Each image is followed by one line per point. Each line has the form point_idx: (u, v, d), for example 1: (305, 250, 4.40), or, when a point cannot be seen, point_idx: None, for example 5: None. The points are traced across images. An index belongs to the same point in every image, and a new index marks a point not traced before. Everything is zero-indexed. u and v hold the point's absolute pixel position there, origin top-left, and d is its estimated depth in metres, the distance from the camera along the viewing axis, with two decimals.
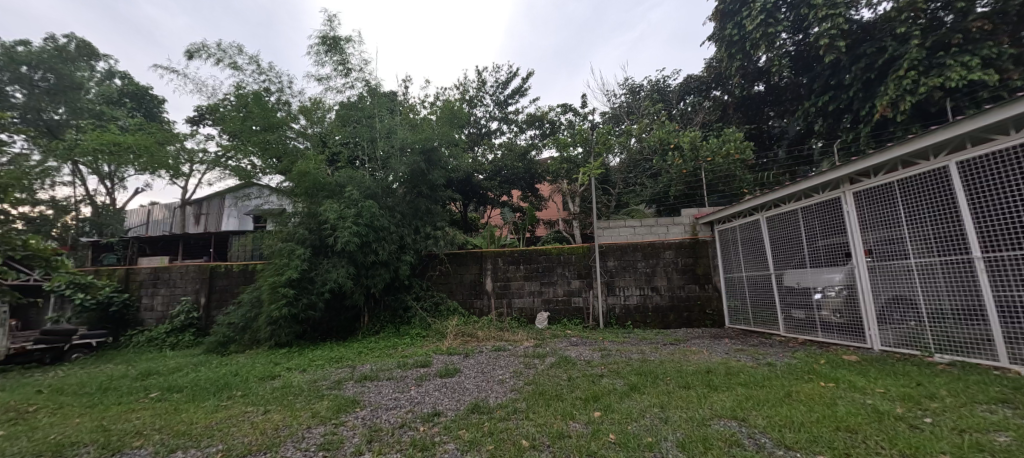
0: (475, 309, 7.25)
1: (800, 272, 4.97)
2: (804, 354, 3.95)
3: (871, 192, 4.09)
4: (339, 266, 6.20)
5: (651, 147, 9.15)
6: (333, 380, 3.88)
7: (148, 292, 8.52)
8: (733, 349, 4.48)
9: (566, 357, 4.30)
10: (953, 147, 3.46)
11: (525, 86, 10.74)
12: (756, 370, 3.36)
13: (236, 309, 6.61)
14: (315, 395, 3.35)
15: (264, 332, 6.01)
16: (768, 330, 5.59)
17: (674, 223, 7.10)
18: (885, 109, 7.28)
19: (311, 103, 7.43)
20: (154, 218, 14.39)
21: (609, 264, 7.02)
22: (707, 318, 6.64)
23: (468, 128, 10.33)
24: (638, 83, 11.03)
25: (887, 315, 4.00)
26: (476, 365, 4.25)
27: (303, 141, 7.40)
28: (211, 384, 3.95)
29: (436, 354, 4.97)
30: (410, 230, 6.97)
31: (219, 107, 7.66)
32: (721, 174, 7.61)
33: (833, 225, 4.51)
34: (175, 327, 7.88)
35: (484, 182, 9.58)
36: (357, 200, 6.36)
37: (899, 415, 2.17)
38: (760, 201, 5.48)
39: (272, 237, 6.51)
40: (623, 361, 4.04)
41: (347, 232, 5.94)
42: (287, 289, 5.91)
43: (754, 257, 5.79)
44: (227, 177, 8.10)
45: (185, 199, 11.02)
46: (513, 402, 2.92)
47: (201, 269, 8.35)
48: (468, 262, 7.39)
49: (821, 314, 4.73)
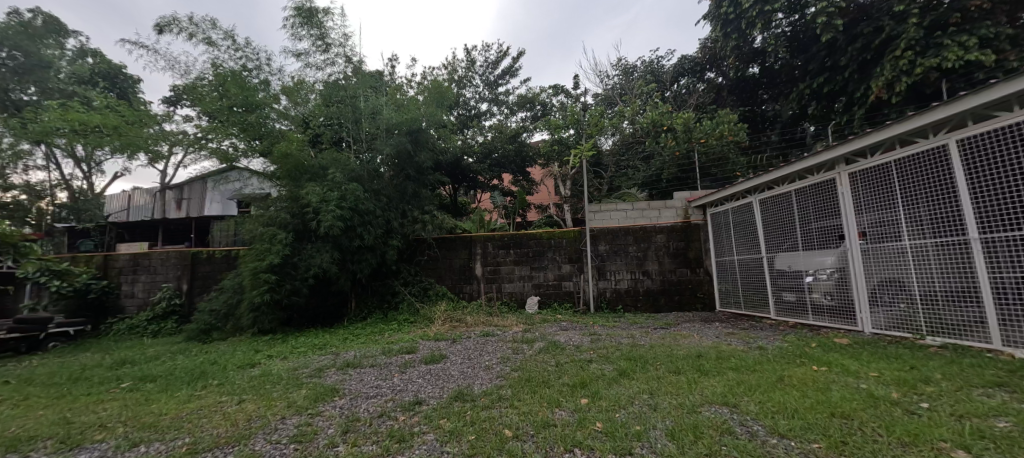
0: (464, 294, 7.14)
1: (792, 255, 4.91)
2: (795, 337, 3.90)
3: (867, 172, 3.99)
4: (324, 251, 6.00)
5: (644, 129, 8.77)
6: (315, 367, 3.75)
7: (129, 279, 8.30)
8: (724, 333, 4.43)
9: (555, 342, 4.21)
10: (954, 124, 3.34)
11: (515, 66, 10.44)
12: (747, 354, 3.29)
13: (217, 296, 6.42)
14: (295, 383, 3.24)
15: (246, 319, 5.85)
16: (759, 314, 5.57)
17: (666, 207, 7.05)
18: (880, 91, 7.19)
19: (294, 83, 7.05)
20: (134, 204, 13.98)
21: (600, 249, 6.92)
22: (698, 302, 6.61)
23: (457, 110, 10.00)
24: (632, 63, 10.61)
25: (879, 298, 3.96)
26: (463, 350, 4.15)
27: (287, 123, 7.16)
28: (186, 373, 3.80)
29: (423, 339, 4.87)
30: (397, 214, 6.78)
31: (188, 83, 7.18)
32: (714, 157, 7.60)
33: (828, 207, 4.41)
34: (157, 315, 7.68)
35: (474, 165, 9.33)
36: (341, 183, 6.14)
37: (895, 400, 2.10)
38: (753, 183, 5.37)
39: (251, 222, 6.24)
40: (613, 346, 3.95)
41: (329, 215, 5.74)
42: (269, 275, 5.74)
43: (747, 240, 5.71)
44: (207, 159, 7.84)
45: (165, 183, 10.66)
46: (498, 389, 2.81)
47: (183, 255, 8.12)
48: (457, 246, 7.24)
49: (812, 297, 4.69)
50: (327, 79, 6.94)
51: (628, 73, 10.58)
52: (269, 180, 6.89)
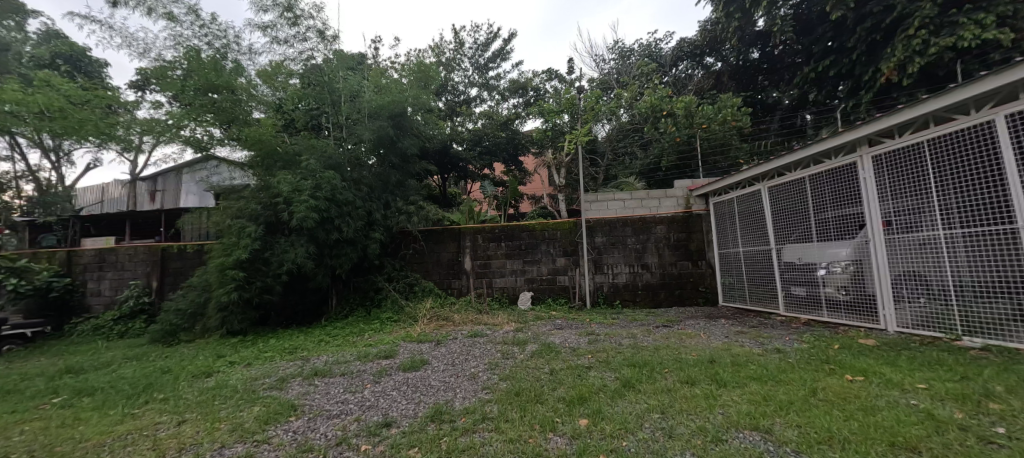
0: (453, 290, 6.72)
1: (805, 246, 4.56)
2: (814, 338, 3.53)
3: (893, 155, 3.62)
4: (298, 244, 5.50)
5: (642, 115, 8.33)
6: (277, 377, 3.31)
7: (95, 276, 7.78)
8: (733, 332, 4.06)
9: (550, 344, 3.83)
10: (1000, 98, 2.96)
11: (507, 49, 9.92)
12: (768, 360, 2.91)
13: (184, 294, 5.92)
14: (249, 398, 2.81)
15: (214, 320, 5.38)
16: (766, 309, 5.23)
17: (666, 196, 6.68)
18: (891, 73, 6.81)
19: (272, 67, 6.48)
20: (109, 197, 13.36)
21: (597, 241, 6.52)
22: (700, 296, 6.26)
23: (444, 96, 9.51)
24: (629, 46, 10.07)
25: (904, 294, 3.61)
26: (447, 355, 3.73)
27: (264, 110, 6.58)
28: (131, 384, 3.35)
29: (405, 341, 4.44)
30: (379, 205, 6.31)
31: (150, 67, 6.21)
32: (716, 143, 7.23)
33: (847, 193, 4.03)
34: (123, 314, 7.15)
35: (463, 153, 8.86)
36: (316, 171, 5.65)
37: (963, 423, 1.72)
38: (762, 168, 4.98)
39: (219, 214, 5.73)
40: (613, 349, 3.56)
41: (303, 206, 5.25)
42: (237, 271, 5.27)
43: (754, 230, 5.35)
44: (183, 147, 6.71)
45: (135, 175, 10.05)
46: (483, 406, 2.41)
47: (152, 250, 7.61)
48: (445, 239, 6.80)
49: (826, 291, 4.34)
50: (310, 61, 6.51)
51: (625, 56, 10.06)
52: (243, 169, 6.44)
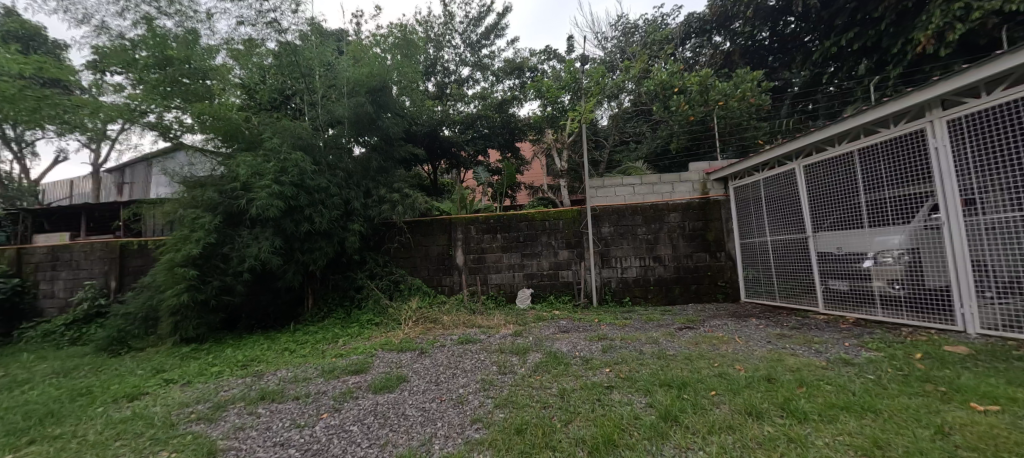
0: (444, 287, 6.02)
1: (850, 234, 3.93)
2: (881, 343, 2.88)
3: (978, 119, 2.97)
4: (262, 237, 4.77)
5: (651, 93, 7.65)
6: (212, 403, 2.61)
7: (48, 276, 7.03)
8: (774, 336, 3.40)
9: (555, 353, 3.15)
10: None
11: (501, 24, 9.14)
12: (845, 378, 2.23)
13: (135, 295, 5.19)
14: (159, 438, 2.12)
15: (166, 325, 4.68)
16: (800, 306, 4.59)
17: (681, 180, 5.88)
18: (928, 42, 6.09)
19: (245, 46, 5.71)
20: (77, 190, 12.44)
21: (604, 231, 5.84)
22: (718, 292, 5.60)
23: (433, 77, 8.80)
24: (633, 22, 9.32)
25: (990, 288, 3.00)
26: (432, 369, 3.04)
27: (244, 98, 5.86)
28: (29, 412, 2.65)
29: (383, 350, 3.74)
30: (358, 193, 5.58)
31: (107, 46, 5.33)
32: (733, 123, 6.55)
33: (910, 169, 3.39)
34: (76, 319, 6.40)
35: (454, 138, 8.11)
36: (282, 152, 4.90)
37: None
38: (797, 144, 4.32)
39: (170, 203, 4.97)
40: (637, 360, 2.89)
41: (265, 192, 4.52)
42: (190, 269, 4.55)
43: (784, 216, 4.69)
44: (151, 135, 5.78)
45: (98, 165, 9.20)
46: (470, 455, 1.73)
47: (110, 247, 6.85)
48: (434, 231, 6.10)
49: (880, 286, 3.71)
50: (285, 41, 5.65)
51: (629, 33, 9.29)
52: (210, 157, 5.55)
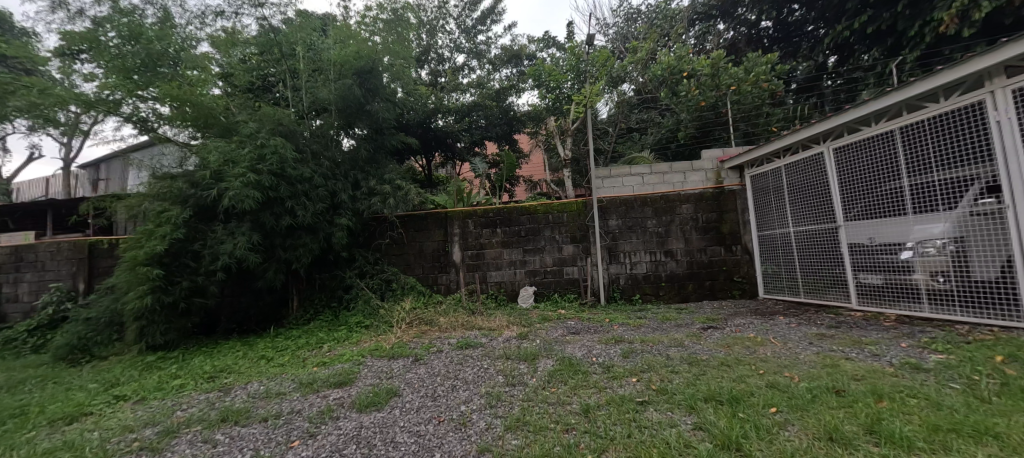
0: (439, 286, 5.59)
1: (887, 222, 3.56)
2: (947, 344, 2.51)
3: None
4: (238, 232, 4.32)
5: (657, 79, 7.26)
6: (163, 426, 2.18)
7: (11, 278, 6.49)
8: (814, 336, 3.01)
9: (569, 359, 2.75)
10: None
11: (498, 8, 8.71)
12: (931, 390, 1.84)
13: (99, 297, 4.72)
14: None
15: (131, 331, 4.22)
16: (828, 302, 4.22)
17: (693, 169, 5.50)
18: (952, 21, 5.68)
19: (227, 32, 5.20)
20: (51, 188, 11.79)
21: (611, 224, 5.45)
22: (734, 288, 5.23)
23: (427, 65, 8.39)
24: (636, 7, 8.95)
25: None
26: (428, 379, 2.63)
27: (224, 86, 5.39)
28: None
29: (372, 356, 3.31)
30: (346, 184, 5.14)
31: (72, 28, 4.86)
32: (746, 109, 6.17)
33: (963, 147, 3.02)
34: (40, 324, 5.90)
35: (450, 128, 7.68)
36: (259, 138, 4.43)
37: None
38: (826, 125, 3.93)
39: (134, 196, 4.48)
40: (668, 368, 2.48)
41: (239, 182, 4.07)
42: (157, 268, 4.09)
43: (809, 204, 4.32)
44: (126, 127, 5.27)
45: (69, 159, 8.64)
46: None
47: (77, 246, 6.33)
48: (429, 226, 5.66)
49: (925, 279, 3.35)
50: (264, 18, 5.21)
51: (632, 19, 8.94)
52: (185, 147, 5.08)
